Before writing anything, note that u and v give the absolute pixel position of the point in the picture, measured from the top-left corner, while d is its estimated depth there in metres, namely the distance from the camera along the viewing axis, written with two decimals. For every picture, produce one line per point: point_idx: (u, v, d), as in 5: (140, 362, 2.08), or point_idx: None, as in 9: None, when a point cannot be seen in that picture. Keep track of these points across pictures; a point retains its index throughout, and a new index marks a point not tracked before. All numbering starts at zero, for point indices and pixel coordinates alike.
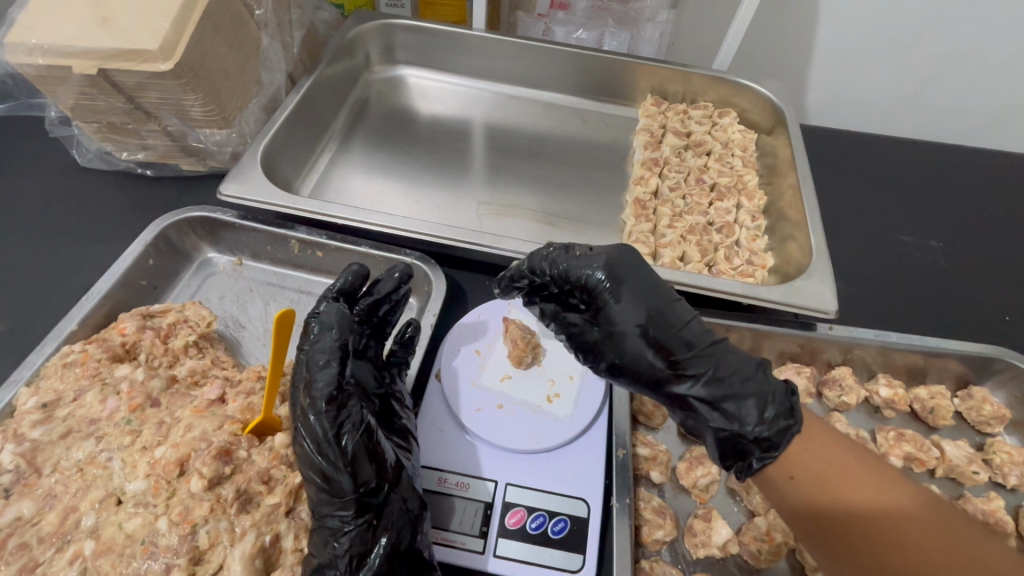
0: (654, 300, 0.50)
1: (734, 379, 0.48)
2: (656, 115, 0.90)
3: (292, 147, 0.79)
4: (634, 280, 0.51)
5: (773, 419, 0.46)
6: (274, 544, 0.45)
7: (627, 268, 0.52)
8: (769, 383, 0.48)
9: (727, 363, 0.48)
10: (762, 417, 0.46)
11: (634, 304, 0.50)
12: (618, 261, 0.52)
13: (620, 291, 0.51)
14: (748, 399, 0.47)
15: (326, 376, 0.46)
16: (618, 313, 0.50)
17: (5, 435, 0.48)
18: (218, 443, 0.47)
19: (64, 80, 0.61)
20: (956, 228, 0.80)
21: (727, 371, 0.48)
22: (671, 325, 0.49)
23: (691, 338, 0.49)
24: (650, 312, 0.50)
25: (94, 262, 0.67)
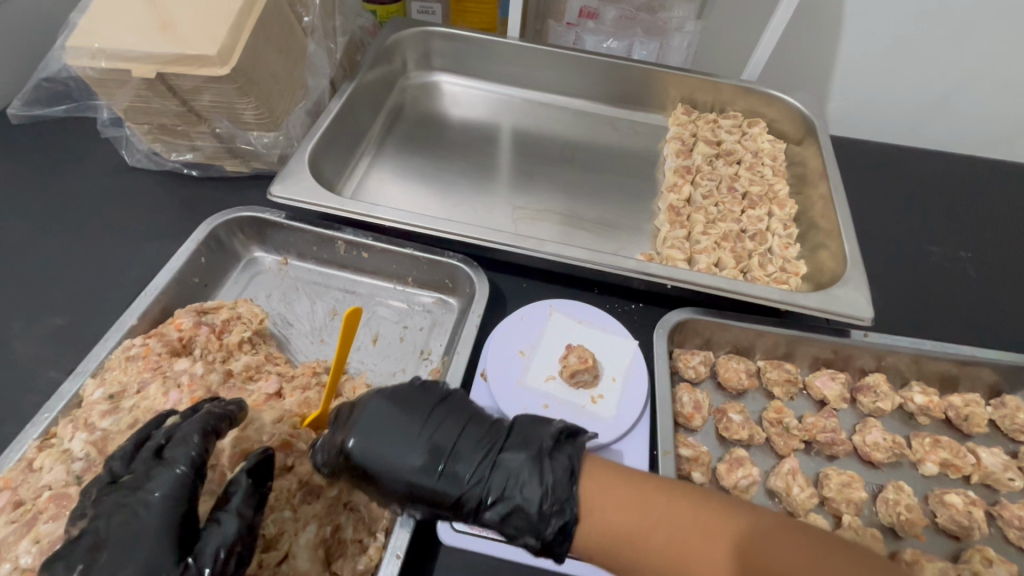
0: (414, 435, 0.46)
1: (507, 492, 0.45)
2: (687, 124, 0.91)
3: (335, 151, 0.81)
4: (377, 426, 0.46)
5: (550, 515, 0.43)
6: (334, 535, 0.48)
7: (377, 417, 0.47)
8: (539, 477, 0.44)
9: (502, 475, 0.45)
10: (543, 509, 0.43)
11: (402, 442, 0.46)
12: (363, 422, 0.47)
13: (371, 441, 0.46)
14: (521, 498, 0.44)
15: (144, 496, 0.40)
16: (386, 477, 0.45)
17: (75, 424, 0.50)
18: (279, 435, 0.50)
19: (124, 83, 0.63)
20: (983, 239, 0.81)
21: (498, 475, 0.45)
22: (442, 458, 0.46)
23: (456, 470, 0.45)
24: (420, 454, 0.45)
25: (146, 260, 0.69)
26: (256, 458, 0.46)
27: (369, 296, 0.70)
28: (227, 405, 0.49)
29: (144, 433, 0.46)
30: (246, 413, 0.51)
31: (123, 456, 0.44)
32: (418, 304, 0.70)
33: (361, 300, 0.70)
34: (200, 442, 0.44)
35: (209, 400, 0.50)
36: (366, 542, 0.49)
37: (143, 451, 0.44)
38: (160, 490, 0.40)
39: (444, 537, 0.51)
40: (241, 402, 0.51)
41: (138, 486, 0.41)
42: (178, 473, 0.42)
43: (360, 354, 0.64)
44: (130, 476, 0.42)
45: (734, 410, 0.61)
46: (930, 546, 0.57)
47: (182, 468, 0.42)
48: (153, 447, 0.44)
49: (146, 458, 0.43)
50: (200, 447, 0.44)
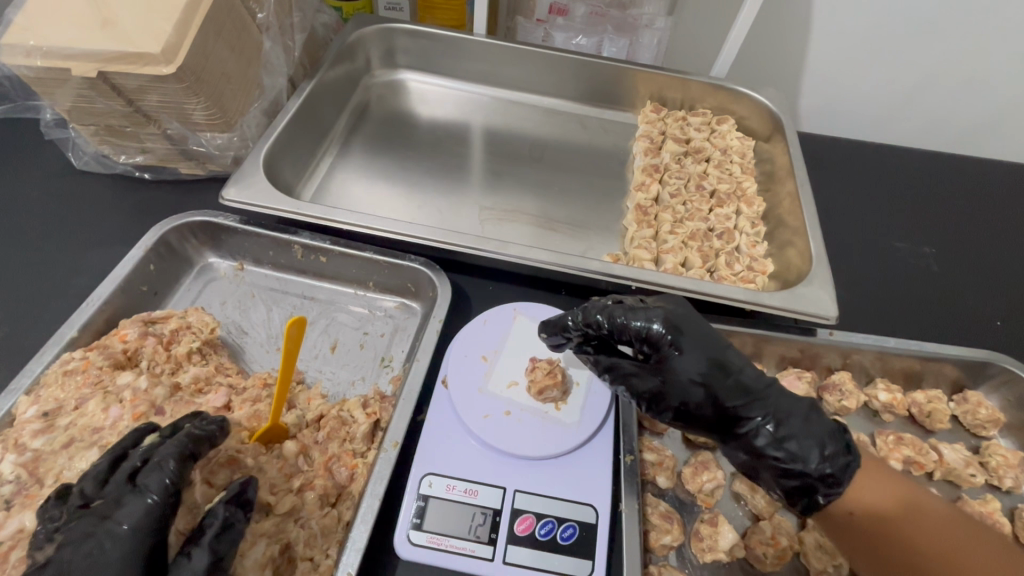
0: (709, 346, 0.49)
1: (793, 420, 0.47)
2: (656, 122, 0.91)
3: (294, 152, 0.79)
4: (687, 323, 0.50)
5: (834, 457, 0.46)
6: (283, 553, 0.46)
7: (682, 319, 0.50)
8: (792, 401, 0.48)
9: (783, 401, 0.48)
10: (823, 454, 0.46)
11: (692, 365, 0.48)
12: (673, 311, 0.50)
13: (682, 341, 0.49)
14: (803, 440, 0.46)
15: (112, 527, 0.39)
16: (680, 363, 0.48)
17: (5, 445, 0.47)
18: (226, 451, 0.49)
19: (63, 82, 0.60)
20: (947, 235, 0.82)
21: (766, 404, 0.47)
22: (734, 369, 0.49)
23: (750, 382, 0.48)
24: (711, 359, 0.49)
25: (91, 268, 0.66)
26: (236, 488, 0.44)
27: (329, 302, 0.68)
28: (207, 425, 0.47)
29: (119, 451, 0.44)
30: (229, 429, 0.49)
31: (94, 476, 0.42)
32: (379, 309, 0.68)
33: (320, 306, 0.67)
34: (175, 470, 0.42)
35: (191, 416, 0.48)
36: (317, 560, 0.46)
37: (118, 472, 0.42)
38: (129, 522, 0.39)
39: (401, 552, 0.49)
40: (223, 420, 0.48)
41: (108, 515, 0.40)
42: (148, 504, 0.40)
43: (318, 363, 0.62)
44: (101, 500, 0.41)
45: None
46: None
47: (153, 497, 0.41)
48: (128, 469, 0.42)
49: (120, 482, 0.42)
50: (175, 474, 0.42)
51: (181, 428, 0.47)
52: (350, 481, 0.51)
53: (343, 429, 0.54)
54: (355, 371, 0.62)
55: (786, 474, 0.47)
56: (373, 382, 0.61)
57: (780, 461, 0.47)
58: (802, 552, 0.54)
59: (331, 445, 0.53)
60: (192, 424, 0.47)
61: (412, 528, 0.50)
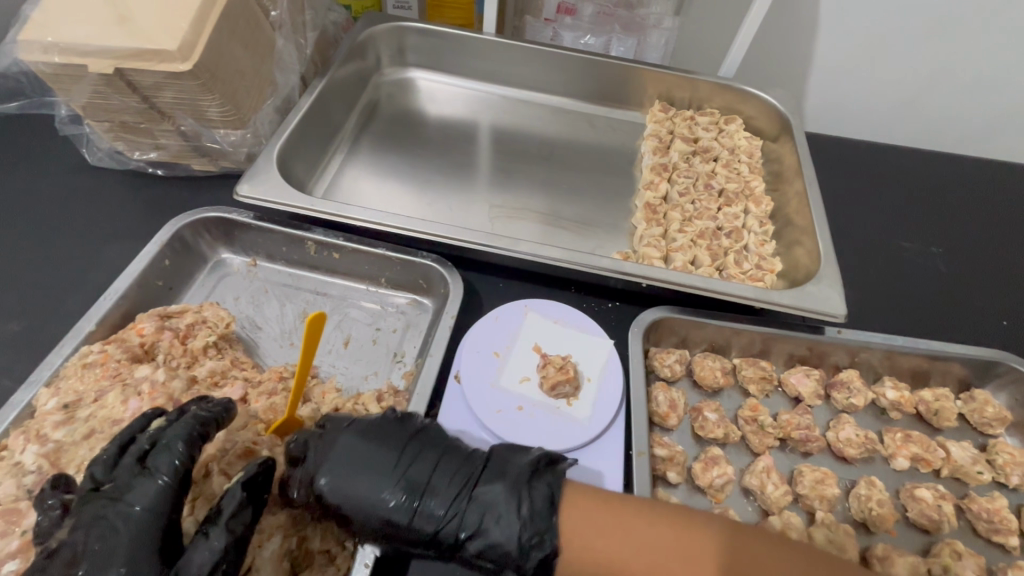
0: (406, 462, 0.49)
1: (507, 528, 0.47)
2: (664, 121, 0.91)
3: (305, 149, 0.79)
4: (360, 456, 0.49)
5: (534, 552, 0.46)
6: (300, 545, 0.47)
7: (348, 447, 0.49)
8: (514, 504, 0.48)
9: (495, 509, 0.48)
10: (532, 545, 0.46)
11: (416, 485, 0.48)
12: (369, 439, 0.50)
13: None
14: (502, 501, 0.48)
15: (125, 509, 0.40)
16: (424, 512, 0.48)
17: (27, 436, 0.48)
18: (243, 443, 0.49)
19: (79, 79, 0.60)
20: (955, 236, 0.82)
21: (433, 453, 0.50)
22: (499, 471, 0.50)
23: (501, 482, 0.49)
24: (435, 481, 0.49)
25: (107, 262, 0.67)
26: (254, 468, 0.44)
27: (341, 297, 0.69)
28: (214, 408, 0.47)
29: (126, 436, 0.44)
30: (234, 412, 0.49)
31: (104, 461, 0.43)
32: (391, 305, 0.69)
33: (332, 302, 0.68)
34: (184, 452, 0.43)
35: (197, 400, 0.48)
36: (334, 551, 0.47)
37: (127, 457, 0.43)
38: (141, 503, 0.40)
39: (417, 544, 0.50)
40: (229, 403, 0.49)
41: (119, 497, 0.40)
42: (161, 484, 0.41)
43: (331, 358, 0.63)
44: (112, 484, 0.42)
45: (710, 408, 0.61)
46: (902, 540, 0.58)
47: (165, 479, 0.41)
48: (137, 451, 0.43)
49: (130, 465, 0.42)
50: (184, 455, 0.43)
51: (187, 411, 0.47)
52: None
53: None
54: (368, 366, 0.63)
55: (509, 568, 0.47)
56: (386, 377, 0.62)
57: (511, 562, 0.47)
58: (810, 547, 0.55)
59: None
60: (199, 407, 0.47)
61: None
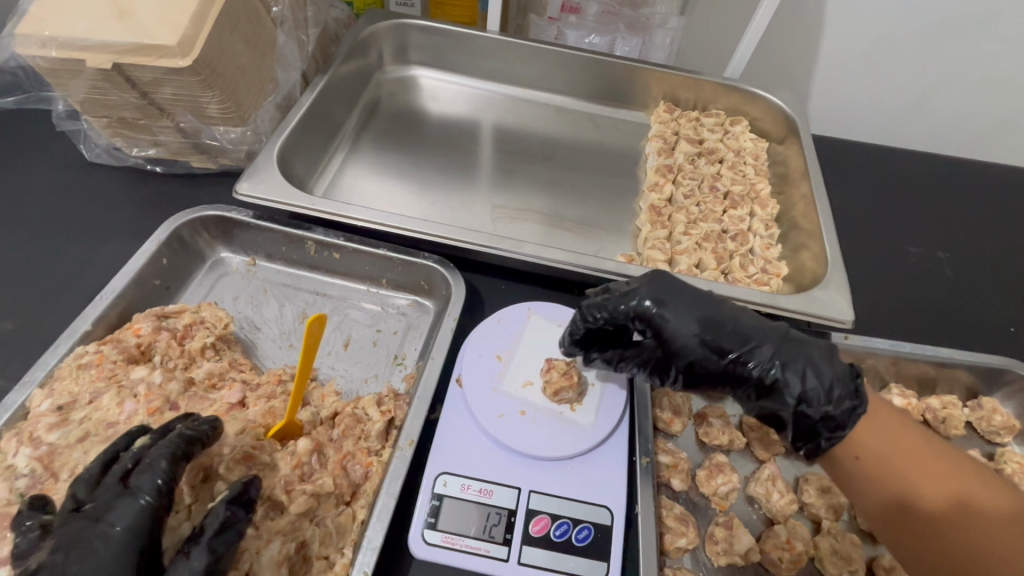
0: (697, 311, 0.50)
1: (796, 367, 0.48)
2: (669, 122, 0.90)
3: (306, 147, 0.78)
4: (673, 304, 0.50)
5: (839, 399, 0.46)
6: (299, 551, 0.46)
7: (663, 296, 0.51)
8: (814, 358, 0.48)
9: (789, 352, 0.49)
10: (830, 396, 0.46)
11: (689, 323, 0.50)
12: (657, 283, 0.51)
13: (670, 310, 0.50)
14: (802, 359, 0.48)
15: (106, 529, 0.38)
16: (676, 327, 0.50)
17: (20, 438, 0.47)
18: (241, 447, 0.49)
19: (77, 74, 0.59)
20: (961, 241, 0.82)
21: (697, 314, 0.50)
22: (727, 323, 0.50)
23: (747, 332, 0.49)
24: (706, 322, 0.50)
25: (103, 261, 0.66)
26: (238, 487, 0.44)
27: (341, 298, 0.68)
28: (199, 426, 0.46)
29: (110, 454, 0.43)
30: (221, 430, 0.48)
31: (88, 479, 0.41)
32: (392, 307, 0.68)
33: (332, 302, 0.67)
34: (167, 470, 0.41)
35: (182, 417, 0.47)
36: (332, 558, 0.46)
37: (109, 475, 0.42)
38: (122, 523, 0.38)
39: (416, 551, 0.49)
40: (217, 420, 0.47)
41: (101, 517, 0.39)
42: (142, 504, 0.39)
43: (331, 360, 0.62)
44: (92, 504, 0.40)
45: (714, 415, 0.60)
46: None
47: (147, 498, 0.40)
48: (120, 471, 0.42)
49: (111, 484, 0.41)
50: (167, 474, 0.41)
51: (173, 430, 0.46)
52: (365, 479, 0.51)
53: (358, 427, 0.54)
54: (368, 368, 0.62)
55: (795, 415, 0.48)
56: (387, 380, 0.61)
57: (803, 410, 0.47)
58: (817, 557, 0.54)
59: (346, 442, 0.53)
60: (185, 426, 0.46)
61: (427, 528, 0.49)
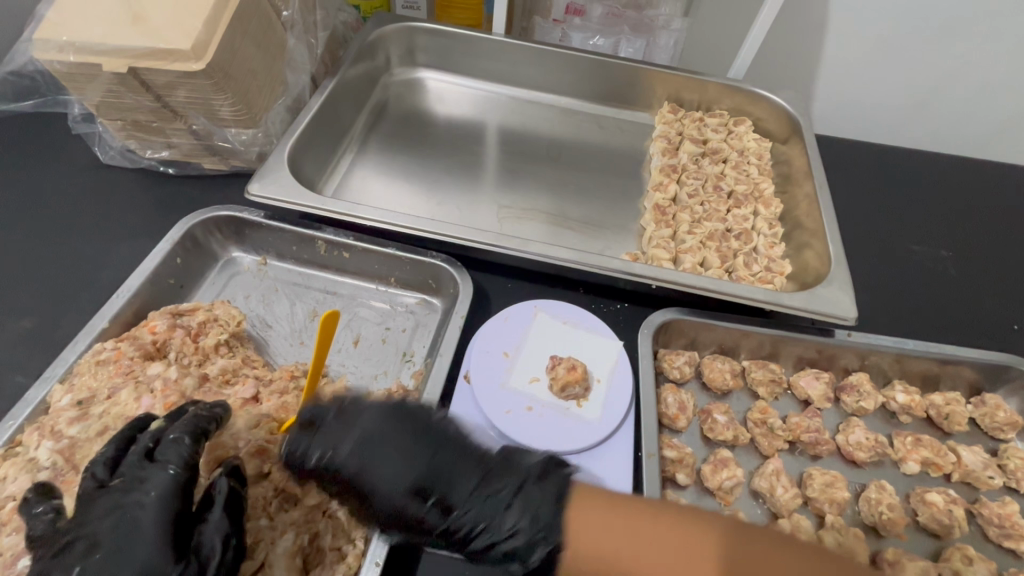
0: (411, 448, 0.45)
1: (490, 502, 0.44)
2: (673, 122, 0.91)
3: (315, 149, 0.79)
4: (375, 446, 0.45)
5: (520, 538, 0.43)
6: (312, 542, 0.47)
7: (371, 427, 0.46)
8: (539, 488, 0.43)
9: (489, 496, 0.44)
10: (521, 525, 0.43)
11: (386, 462, 0.44)
12: (366, 438, 0.45)
13: (494, 383, 0.59)
14: (538, 496, 0.43)
15: (141, 496, 0.40)
16: (345, 457, 0.44)
17: (42, 432, 0.48)
18: (255, 441, 0.50)
19: (94, 77, 0.60)
20: (964, 239, 0.82)
21: (405, 438, 0.45)
22: (447, 458, 0.45)
23: (464, 464, 0.45)
24: (417, 467, 0.44)
25: (119, 260, 0.67)
26: (234, 465, 0.45)
27: (351, 296, 0.69)
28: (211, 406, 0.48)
29: (127, 436, 0.44)
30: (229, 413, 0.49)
31: (105, 461, 0.42)
32: (401, 305, 0.69)
33: (342, 301, 0.68)
34: (191, 446, 0.43)
35: (193, 402, 0.48)
36: (344, 549, 0.47)
37: (130, 454, 0.43)
38: (156, 490, 0.40)
39: (426, 543, 0.50)
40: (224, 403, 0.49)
41: (132, 488, 0.40)
42: (171, 474, 0.41)
43: (341, 357, 0.63)
44: (119, 480, 0.41)
45: (719, 411, 0.61)
46: (911, 545, 0.57)
47: (175, 468, 0.41)
48: (140, 450, 0.43)
49: (135, 461, 0.42)
50: (193, 449, 0.43)
51: (185, 412, 0.47)
52: None
53: None
54: (378, 365, 0.63)
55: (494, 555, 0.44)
56: (396, 376, 0.62)
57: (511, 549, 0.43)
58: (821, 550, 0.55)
59: None
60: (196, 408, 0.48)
61: None
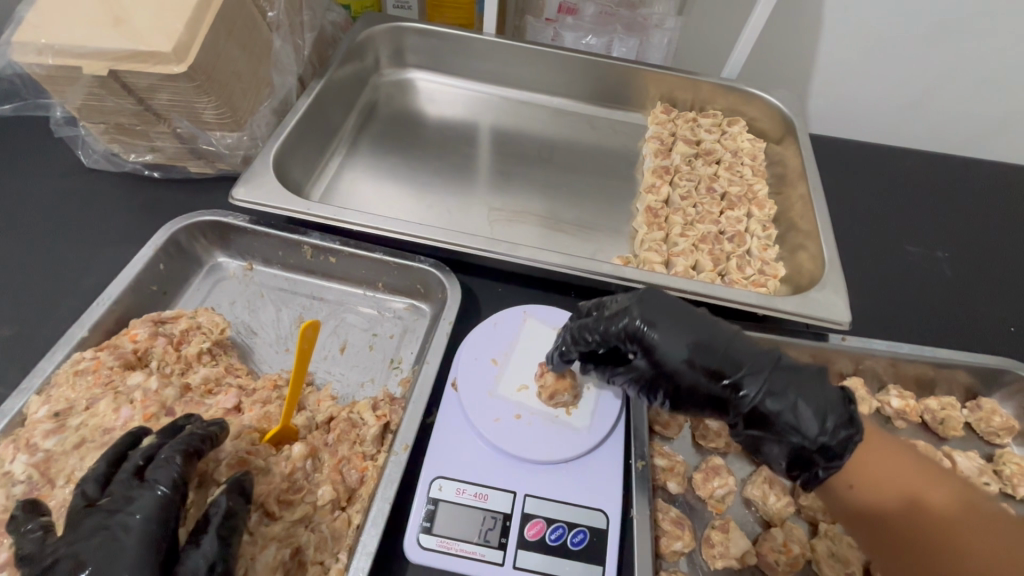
0: (684, 327, 0.47)
1: (789, 393, 0.45)
2: (666, 123, 0.90)
3: (303, 151, 0.78)
4: (668, 315, 0.48)
5: (835, 428, 0.44)
6: (294, 557, 0.46)
7: (658, 308, 0.48)
8: (824, 392, 0.45)
9: (787, 377, 0.46)
10: (824, 426, 0.44)
11: (676, 346, 0.47)
12: (652, 304, 0.48)
13: (658, 331, 0.47)
14: (808, 385, 0.45)
15: (126, 518, 0.39)
16: (660, 344, 0.47)
17: (17, 445, 0.47)
18: (236, 452, 0.49)
19: (74, 81, 0.59)
20: (960, 241, 0.81)
21: (674, 324, 0.47)
22: (719, 348, 0.47)
23: (737, 356, 0.46)
24: (694, 341, 0.47)
25: (101, 267, 0.66)
26: (235, 479, 0.45)
27: (338, 302, 0.68)
28: (207, 425, 0.47)
29: (116, 453, 0.44)
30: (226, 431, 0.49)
31: (95, 478, 0.42)
32: (388, 310, 0.68)
33: (328, 307, 0.67)
34: (182, 465, 0.43)
35: (190, 418, 0.48)
36: (327, 563, 0.47)
37: (120, 473, 0.42)
38: (141, 512, 0.39)
39: (411, 556, 0.49)
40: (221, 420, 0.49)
41: (119, 508, 0.40)
42: (160, 494, 0.40)
43: (327, 364, 0.62)
44: (108, 498, 0.41)
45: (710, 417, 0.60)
46: None
47: (164, 489, 0.41)
48: (131, 468, 0.42)
49: (125, 480, 0.42)
50: (183, 468, 0.42)
51: (180, 429, 0.47)
52: (361, 483, 0.51)
53: (353, 431, 0.54)
54: (364, 372, 0.62)
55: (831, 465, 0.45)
56: (383, 384, 0.61)
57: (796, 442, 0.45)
58: (814, 560, 0.54)
59: (341, 447, 0.53)
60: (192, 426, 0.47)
61: (422, 532, 0.49)
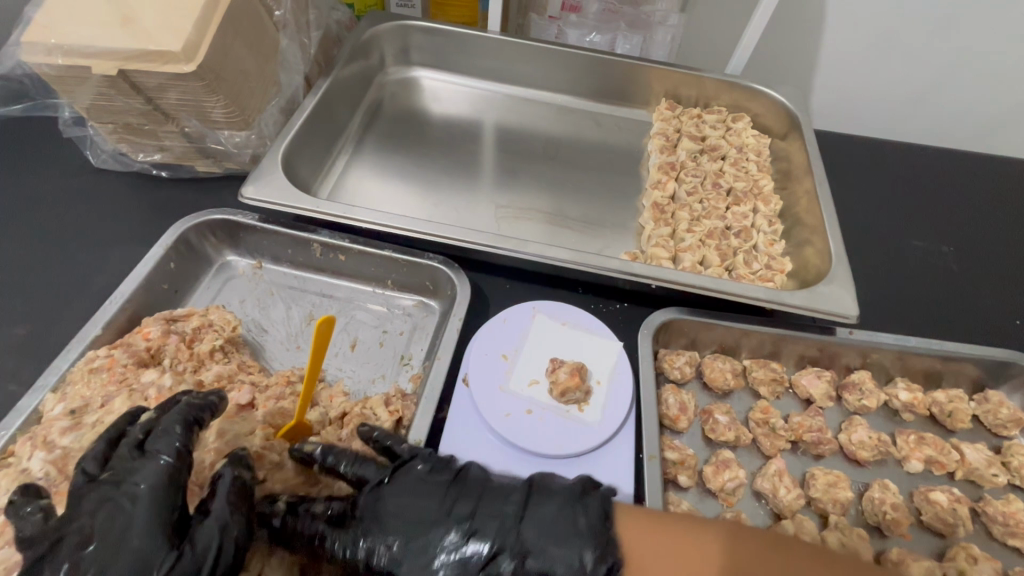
0: (493, 496, 0.46)
1: (547, 549, 0.43)
2: (670, 119, 0.90)
3: (310, 150, 0.78)
4: (490, 487, 0.47)
5: (590, 570, 0.41)
6: (311, 551, 0.46)
7: (477, 480, 0.48)
8: (578, 545, 0.42)
9: (546, 522, 0.44)
10: (585, 559, 0.41)
11: (453, 498, 0.46)
12: (478, 485, 0.47)
13: (451, 486, 0.47)
14: (579, 534, 0.43)
15: (131, 489, 0.39)
16: (431, 498, 0.46)
17: (34, 442, 0.47)
18: (251, 448, 0.49)
19: (84, 80, 0.59)
20: (966, 234, 0.81)
21: (472, 496, 0.46)
22: (497, 512, 0.45)
23: (510, 511, 0.45)
24: (472, 510, 0.45)
25: (111, 266, 0.66)
26: (238, 452, 0.45)
27: (348, 300, 0.68)
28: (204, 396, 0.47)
29: (114, 431, 0.43)
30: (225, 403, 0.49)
31: (94, 456, 0.41)
32: (398, 307, 0.68)
33: (339, 304, 0.68)
34: (184, 434, 0.43)
35: (184, 391, 0.48)
36: None
37: (120, 447, 0.42)
38: (147, 481, 0.39)
39: None
40: (220, 392, 0.49)
41: (123, 481, 0.39)
42: (163, 463, 0.40)
43: (338, 361, 0.62)
44: (110, 473, 0.40)
45: (720, 411, 0.61)
46: (915, 545, 0.57)
47: (167, 458, 0.41)
48: (131, 441, 0.42)
49: (125, 453, 0.41)
50: (185, 438, 0.42)
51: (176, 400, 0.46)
52: None
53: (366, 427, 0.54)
54: (375, 369, 0.62)
55: None
56: (394, 380, 0.61)
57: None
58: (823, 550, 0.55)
59: (355, 443, 0.53)
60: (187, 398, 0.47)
61: None
